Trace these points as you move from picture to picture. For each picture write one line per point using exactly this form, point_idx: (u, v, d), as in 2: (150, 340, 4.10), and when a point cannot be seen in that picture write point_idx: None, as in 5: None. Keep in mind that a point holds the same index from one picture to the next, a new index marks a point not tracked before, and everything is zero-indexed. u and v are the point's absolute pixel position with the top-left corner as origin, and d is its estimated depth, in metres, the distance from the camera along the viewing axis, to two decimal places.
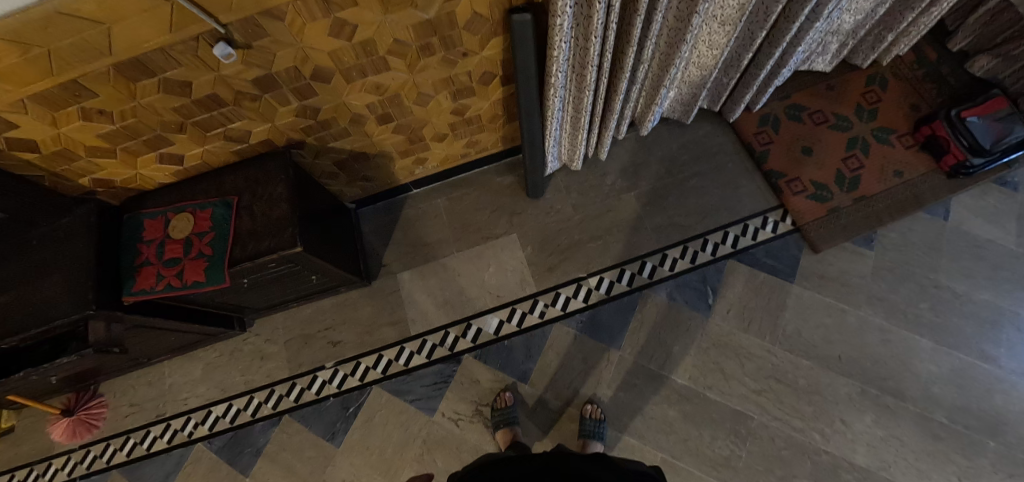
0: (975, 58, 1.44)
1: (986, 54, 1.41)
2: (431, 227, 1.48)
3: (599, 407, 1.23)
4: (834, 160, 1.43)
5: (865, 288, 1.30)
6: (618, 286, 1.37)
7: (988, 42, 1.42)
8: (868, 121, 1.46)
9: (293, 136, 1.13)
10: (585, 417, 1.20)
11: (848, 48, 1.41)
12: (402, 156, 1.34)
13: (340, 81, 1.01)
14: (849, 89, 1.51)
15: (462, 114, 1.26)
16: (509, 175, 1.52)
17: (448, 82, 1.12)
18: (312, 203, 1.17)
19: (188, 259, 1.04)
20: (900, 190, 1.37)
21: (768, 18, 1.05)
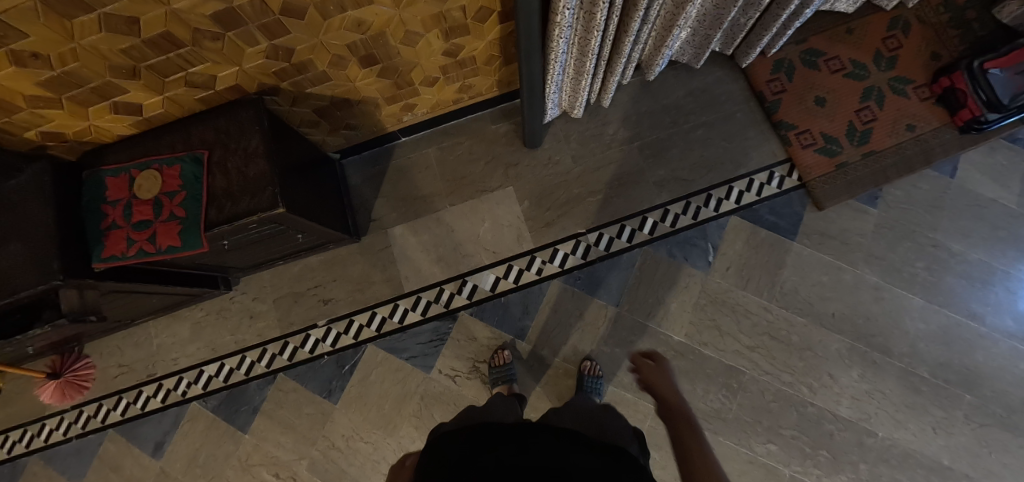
0: (1004, 4, 1.33)
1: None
2: (422, 180, 1.39)
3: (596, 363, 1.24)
4: (846, 111, 1.36)
5: (865, 246, 1.29)
6: (618, 242, 1.32)
7: None
8: (886, 70, 1.38)
9: (265, 81, 1.00)
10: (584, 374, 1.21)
11: None
12: (388, 103, 1.22)
13: (315, 17, 0.87)
14: (869, 32, 1.40)
15: (454, 56, 1.13)
16: (505, 122, 1.40)
17: (439, 18, 0.98)
18: (291, 155, 1.07)
19: (159, 223, 0.96)
20: (910, 146, 1.33)
21: None
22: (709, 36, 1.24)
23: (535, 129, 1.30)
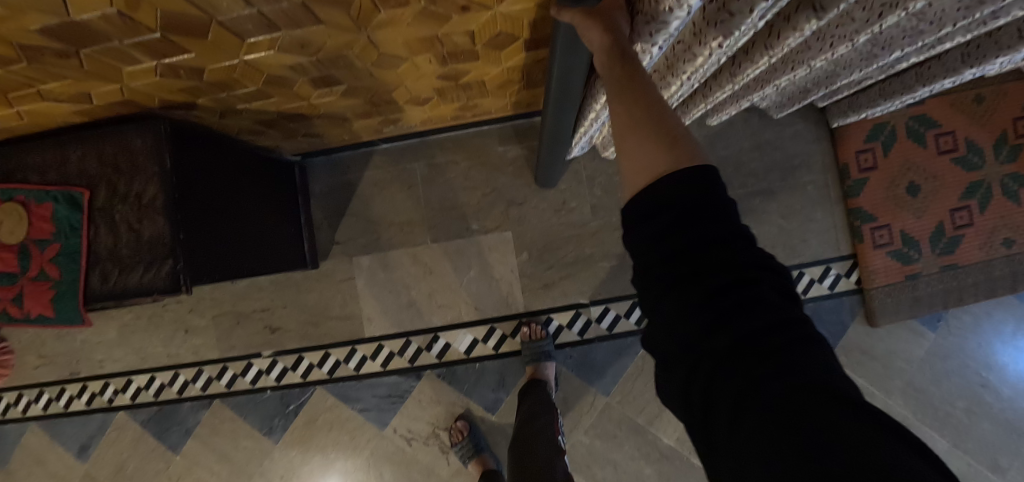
0: None
1: None
2: (403, 204, 1.11)
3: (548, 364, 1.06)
4: (940, 207, 1.08)
5: (906, 374, 1.10)
6: (624, 323, 1.10)
7: None
8: (1002, 163, 1.07)
9: (172, 99, 0.68)
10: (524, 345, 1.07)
11: None
12: (360, 118, 0.89)
13: (227, 35, 0.55)
14: (1006, 105, 1.06)
15: (455, 80, 0.79)
16: (515, 146, 1.09)
17: (432, 42, 0.65)
18: (214, 189, 0.78)
19: (26, 280, 0.71)
20: (1001, 266, 1.07)
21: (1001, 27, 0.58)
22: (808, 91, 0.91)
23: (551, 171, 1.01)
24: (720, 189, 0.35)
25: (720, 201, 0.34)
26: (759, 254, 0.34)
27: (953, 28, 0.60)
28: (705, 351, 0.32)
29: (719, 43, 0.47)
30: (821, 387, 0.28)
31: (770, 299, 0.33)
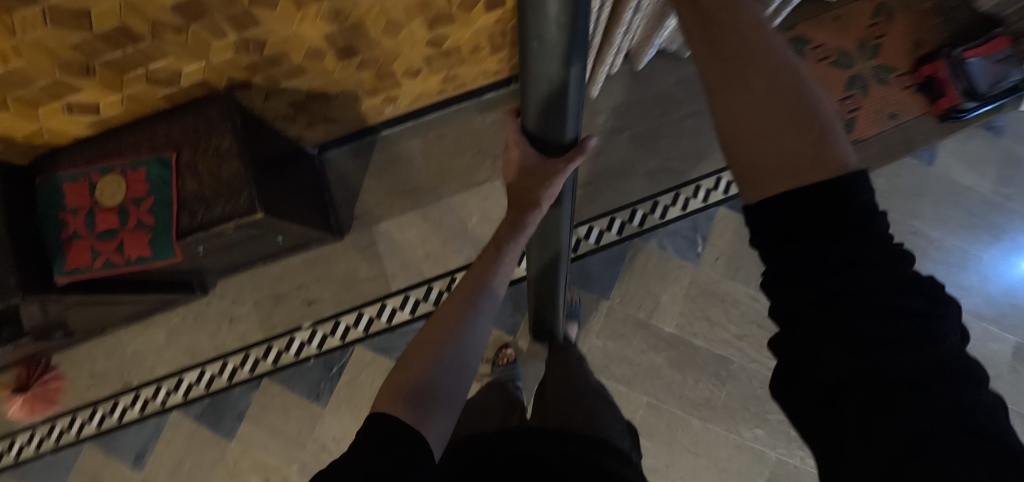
0: None
1: None
2: (408, 174, 1.32)
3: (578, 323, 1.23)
4: (832, 100, 1.37)
5: None
6: (608, 236, 1.31)
7: None
8: (870, 58, 1.39)
9: (236, 76, 0.92)
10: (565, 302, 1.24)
11: None
12: (369, 95, 1.14)
13: (288, 7, 0.80)
14: (856, 20, 1.41)
15: (438, 46, 1.05)
16: (491, 113, 1.33)
17: (423, 8, 0.91)
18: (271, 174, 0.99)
19: (125, 231, 0.89)
20: (893, 134, 1.36)
21: None
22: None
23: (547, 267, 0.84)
24: (869, 213, 0.37)
25: (864, 225, 0.36)
26: (908, 279, 0.35)
27: None
28: (819, 350, 0.35)
29: None
30: (916, 405, 0.31)
31: (914, 328, 0.33)
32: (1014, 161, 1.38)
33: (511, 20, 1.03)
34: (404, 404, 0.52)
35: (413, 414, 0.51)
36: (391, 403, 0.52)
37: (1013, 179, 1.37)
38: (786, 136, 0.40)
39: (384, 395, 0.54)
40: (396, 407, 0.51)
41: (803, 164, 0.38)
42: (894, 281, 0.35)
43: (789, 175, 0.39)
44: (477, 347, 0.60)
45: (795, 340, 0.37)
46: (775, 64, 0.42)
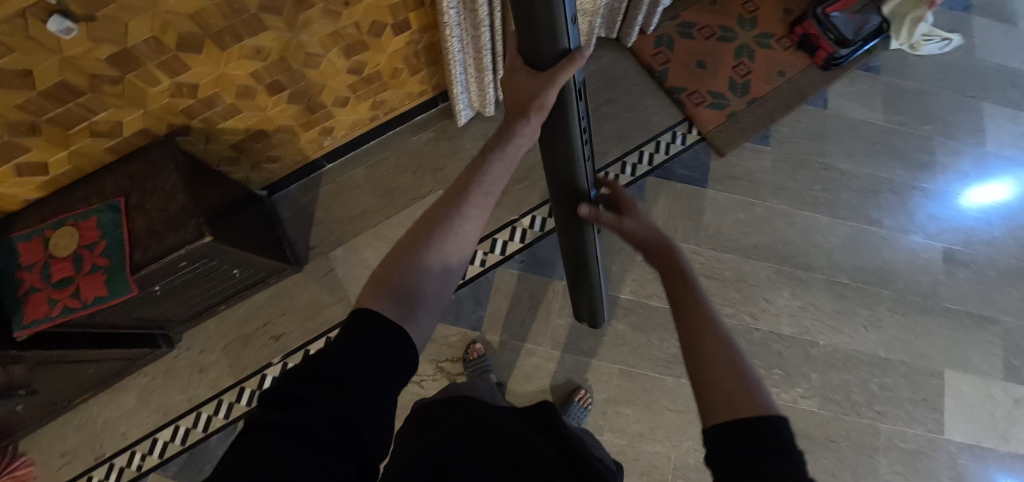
0: None
1: None
2: (356, 199, 1.41)
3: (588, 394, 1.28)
4: (725, 69, 1.53)
5: (769, 182, 1.44)
6: (550, 222, 1.41)
7: None
8: (750, 30, 1.58)
9: (175, 122, 1.01)
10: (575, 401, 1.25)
11: None
12: (305, 129, 1.24)
13: (212, 49, 0.91)
14: (730, 2, 1.61)
15: (360, 73, 1.17)
16: (425, 132, 1.46)
17: (336, 37, 1.03)
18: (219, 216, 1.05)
19: (81, 276, 0.93)
20: (785, 88, 1.52)
21: None
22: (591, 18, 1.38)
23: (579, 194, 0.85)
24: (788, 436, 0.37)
25: (774, 431, 0.37)
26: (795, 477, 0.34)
27: None
28: None
29: None
30: None
31: None
32: (896, 93, 1.56)
33: (419, 41, 1.18)
34: (387, 299, 0.48)
35: (397, 308, 0.47)
36: (374, 298, 0.48)
37: (899, 108, 1.54)
38: (728, 376, 0.44)
39: (366, 288, 0.49)
40: (375, 297, 0.48)
41: (735, 391, 0.42)
42: (764, 436, 0.37)
43: (732, 406, 0.41)
44: (460, 252, 0.56)
45: (730, 472, 0.36)
46: (686, 300, 0.54)
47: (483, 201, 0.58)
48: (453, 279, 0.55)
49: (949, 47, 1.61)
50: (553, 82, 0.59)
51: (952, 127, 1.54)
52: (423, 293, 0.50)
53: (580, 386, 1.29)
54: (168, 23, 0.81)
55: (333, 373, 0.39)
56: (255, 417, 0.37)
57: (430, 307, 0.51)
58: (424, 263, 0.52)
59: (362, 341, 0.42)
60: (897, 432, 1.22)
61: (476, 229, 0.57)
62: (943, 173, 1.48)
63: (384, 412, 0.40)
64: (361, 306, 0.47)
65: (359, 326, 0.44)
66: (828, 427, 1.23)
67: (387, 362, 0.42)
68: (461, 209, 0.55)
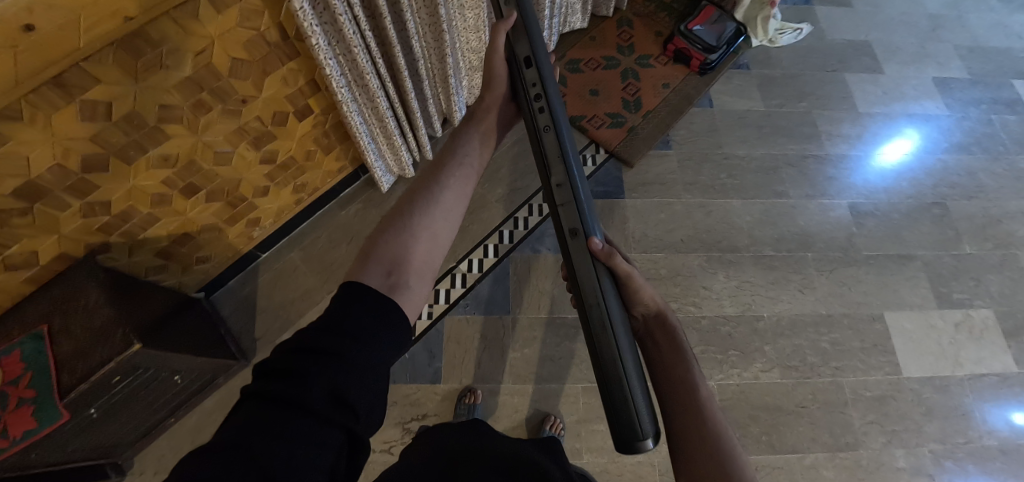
0: None
1: None
2: (296, 281, 1.47)
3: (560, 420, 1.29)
4: (617, 92, 1.69)
5: (679, 180, 1.55)
6: (487, 261, 1.46)
7: None
8: (630, 55, 1.77)
9: (92, 241, 1.04)
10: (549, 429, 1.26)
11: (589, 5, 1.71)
12: (230, 223, 1.30)
13: (119, 165, 0.95)
14: (607, 34, 1.80)
15: (273, 161, 1.25)
16: (352, 204, 1.56)
17: (241, 133, 1.11)
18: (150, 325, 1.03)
19: (8, 413, 0.89)
20: (672, 97, 1.68)
21: None
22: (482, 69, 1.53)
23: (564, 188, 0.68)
24: None
25: None
26: None
27: None
28: None
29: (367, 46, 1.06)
30: None
31: None
32: (769, 81, 1.74)
33: (324, 122, 1.28)
34: (377, 270, 0.52)
35: (386, 273, 0.52)
36: (362, 266, 0.53)
37: (775, 93, 1.72)
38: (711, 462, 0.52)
39: (354, 263, 0.54)
40: (362, 265, 0.53)
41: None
42: None
43: None
44: (444, 221, 0.61)
45: None
46: (687, 382, 0.58)
47: (458, 175, 0.65)
48: (440, 249, 0.59)
49: (802, 35, 1.83)
50: (494, 58, 0.72)
51: (825, 99, 1.72)
52: (411, 259, 0.55)
53: (550, 414, 1.30)
54: (69, 149, 0.85)
55: (324, 345, 0.43)
56: (252, 388, 0.41)
57: (419, 273, 0.55)
58: (408, 231, 0.57)
59: (354, 306, 0.47)
60: (860, 382, 1.33)
61: (455, 202, 0.63)
62: (828, 139, 1.64)
63: (373, 377, 0.44)
64: (351, 276, 0.51)
65: (351, 291, 0.48)
66: (795, 394, 1.30)
67: (372, 334, 0.45)
68: (439, 183, 0.63)
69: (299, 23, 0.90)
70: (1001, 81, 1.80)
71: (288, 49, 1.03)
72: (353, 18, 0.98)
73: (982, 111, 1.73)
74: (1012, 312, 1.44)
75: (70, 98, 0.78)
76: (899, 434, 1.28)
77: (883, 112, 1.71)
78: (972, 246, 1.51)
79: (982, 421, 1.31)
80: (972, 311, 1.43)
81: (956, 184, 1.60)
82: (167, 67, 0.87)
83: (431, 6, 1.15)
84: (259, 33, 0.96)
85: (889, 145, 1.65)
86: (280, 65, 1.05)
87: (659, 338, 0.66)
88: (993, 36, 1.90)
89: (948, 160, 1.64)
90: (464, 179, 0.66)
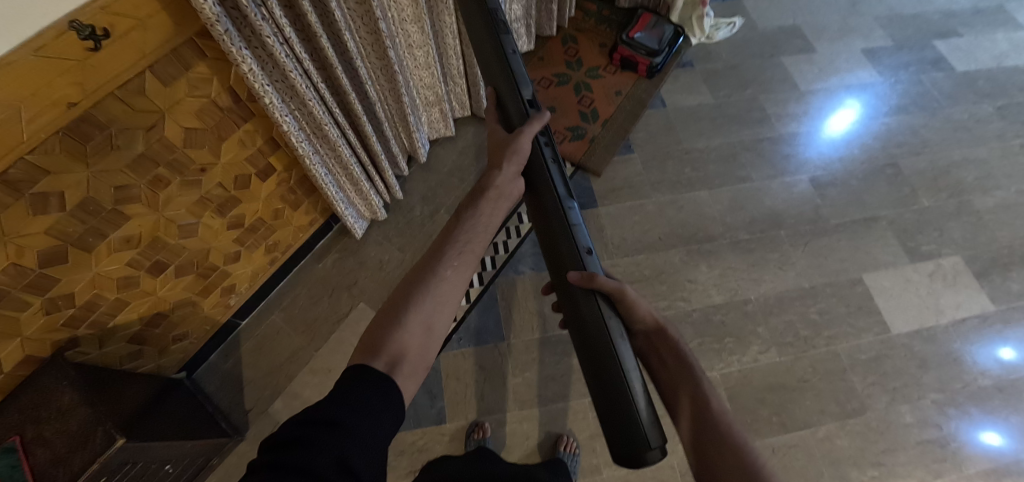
0: None
1: None
2: (282, 344, 1.42)
3: (572, 438, 1.27)
4: (572, 106, 1.74)
5: (646, 181, 1.59)
6: (474, 290, 1.45)
7: None
8: (580, 69, 1.82)
9: (59, 338, 0.98)
10: (563, 451, 1.23)
11: (532, 28, 1.77)
12: (204, 295, 1.26)
13: (80, 255, 0.91)
14: (554, 53, 1.86)
15: (241, 225, 1.23)
16: (328, 256, 1.54)
17: (204, 202, 1.09)
18: (131, 418, 0.98)
19: None
20: (626, 103, 1.74)
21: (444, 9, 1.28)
22: (438, 103, 1.55)
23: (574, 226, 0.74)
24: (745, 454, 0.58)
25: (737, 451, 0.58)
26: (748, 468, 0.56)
27: (426, 30, 1.29)
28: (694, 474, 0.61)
29: (323, 100, 1.06)
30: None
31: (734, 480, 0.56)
32: (713, 75, 1.82)
33: (288, 178, 1.27)
34: (378, 359, 0.55)
35: (385, 366, 0.55)
36: (364, 357, 0.56)
37: (721, 84, 1.80)
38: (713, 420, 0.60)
39: (358, 352, 0.57)
40: (364, 357, 0.56)
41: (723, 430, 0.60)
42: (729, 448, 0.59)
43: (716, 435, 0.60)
44: (440, 304, 0.62)
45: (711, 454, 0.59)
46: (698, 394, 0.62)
47: (460, 261, 0.64)
48: (435, 340, 0.60)
49: (736, 28, 1.93)
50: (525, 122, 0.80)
51: (768, 83, 1.81)
52: (407, 354, 0.57)
53: (561, 434, 1.28)
54: (24, 247, 0.82)
55: (331, 415, 0.48)
56: (259, 460, 0.44)
57: (414, 372, 0.57)
58: (404, 325, 0.58)
59: (352, 387, 0.51)
60: (853, 347, 1.36)
61: (455, 288, 0.63)
62: (778, 120, 1.72)
63: (375, 447, 0.48)
64: (354, 366, 0.54)
65: (353, 377, 0.53)
66: (796, 370, 1.32)
67: (374, 405, 0.50)
68: (439, 271, 0.62)
69: (251, 85, 0.90)
70: (922, 43, 1.93)
71: (242, 112, 1.03)
72: (304, 72, 0.98)
73: (912, 73, 1.85)
74: (977, 254, 1.51)
75: (19, 194, 0.76)
76: (900, 390, 1.30)
77: (823, 87, 1.81)
78: (928, 199, 1.59)
79: (974, 364, 1.35)
80: (942, 260, 1.49)
81: (903, 142, 1.69)
82: (119, 147, 0.85)
83: (380, 50, 1.17)
84: (210, 101, 0.95)
85: (834, 116, 1.74)
86: (236, 129, 1.04)
87: (667, 356, 0.67)
88: (906, 3, 2.04)
89: (890, 122, 1.73)
90: (466, 263, 0.65)
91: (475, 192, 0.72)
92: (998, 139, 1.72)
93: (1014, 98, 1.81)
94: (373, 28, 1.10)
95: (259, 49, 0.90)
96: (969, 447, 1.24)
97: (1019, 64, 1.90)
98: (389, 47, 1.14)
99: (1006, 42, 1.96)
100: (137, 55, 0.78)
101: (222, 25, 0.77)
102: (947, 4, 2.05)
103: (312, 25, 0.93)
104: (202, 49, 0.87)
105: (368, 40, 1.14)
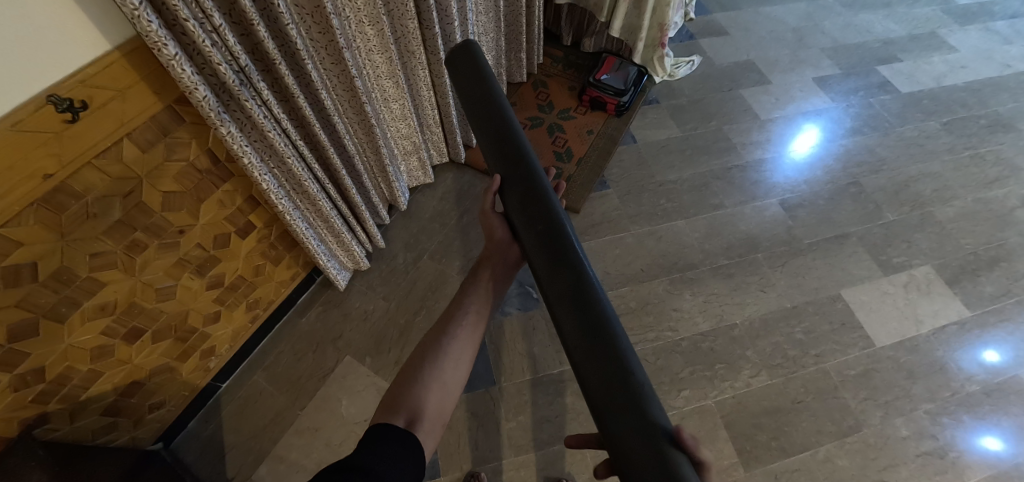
0: (584, 42, 2.05)
1: (588, 38, 2.04)
2: (265, 405, 1.37)
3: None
4: (548, 146, 1.80)
5: (624, 214, 1.63)
6: None
7: (583, 30, 2.05)
8: (552, 111, 1.90)
9: (28, 414, 0.93)
10: None
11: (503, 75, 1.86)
12: (182, 359, 1.23)
13: (54, 326, 0.89)
14: (525, 97, 1.94)
15: (221, 284, 1.21)
16: (312, 309, 1.52)
17: (183, 264, 1.08)
18: None
19: None
20: (598, 141, 1.81)
21: (416, 63, 1.35)
22: (416, 152, 1.60)
23: (572, 281, 0.67)
24: None
25: None
26: None
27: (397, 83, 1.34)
28: None
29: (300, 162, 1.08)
30: None
31: None
32: (678, 109, 1.92)
33: (269, 234, 1.27)
34: (397, 417, 0.58)
35: (406, 421, 0.58)
36: (386, 414, 0.59)
37: (686, 118, 1.89)
38: None
39: (379, 413, 0.60)
40: (386, 415, 0.58)
41: None
42: None
43: None
44: (456, 361, 0.64)
45: None
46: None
47: (469, 321, 0.67)
48: (453, 399, 0.62)
49: (695, 65, 2.06)
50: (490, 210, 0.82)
51: (730, 114, 1.91)
52: (425, 412, 0.59)
53: (561, 478, 1.24)
54: None
55: (363, 463, 0.50)
56: None
57: (433, 428, 0.59)
58: (421, 383, 0.61)
59: (378, 439, 0.54)
60: (841, 363, 1.37)
61: (469, 347, 0.66)
62: (743, 148, 1.80)
63: None
64: (376, 424, 0.57)
65: (378, 432, 0.55)
66: (789, 391, 1.32)
67: (400, 457, 0.53)
68: (450, 331, 0.66)
69: (228, 146, 0.91)
70: (867, 69, 2.08)
71: (220, 173, 1.05)
72: (283, 131, 1.01)
73: (861, 97, 1.98)
74: (946, 262, 1.56)
75: None
76: (892, 404, 1.31)
77: (782, 115, 1.91)
78: (892, 212, 1.66)
79: (960, 370, 1.36)
80: (914, 270, 1.54)
81: (862, 162, 1.78)
82: (95, 215, 0.85)
83: (357, 106, 1.21)
84: (189, 163, 0.96)
85: (796, 141, 1.83)
86: (214, 189, 1.05)
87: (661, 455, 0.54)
88: (848, 35, 2.21)
89: (848, 143, 1.83)
90: (475, 324, 0.67)
91: (479, 263, 0.78)
92: (949, 152, 1.82)
93: (957, 114, 1.94)
94: (348, 86, 1.14)
95: (237, 112, 0.92)
96: (968, 455, 1.24)
97: (957, 83, 2.05)
98: (366, 103, 1.19)
99: (943, 64, 2.11)
100: (115, 123, 0.79)
101: (200, 92, 0.80)
102: (885, 33, 2.22)
103: (289, 86, 0.96)
104: (180, 115, 0.90)
105: (344, 97, 1.18)
